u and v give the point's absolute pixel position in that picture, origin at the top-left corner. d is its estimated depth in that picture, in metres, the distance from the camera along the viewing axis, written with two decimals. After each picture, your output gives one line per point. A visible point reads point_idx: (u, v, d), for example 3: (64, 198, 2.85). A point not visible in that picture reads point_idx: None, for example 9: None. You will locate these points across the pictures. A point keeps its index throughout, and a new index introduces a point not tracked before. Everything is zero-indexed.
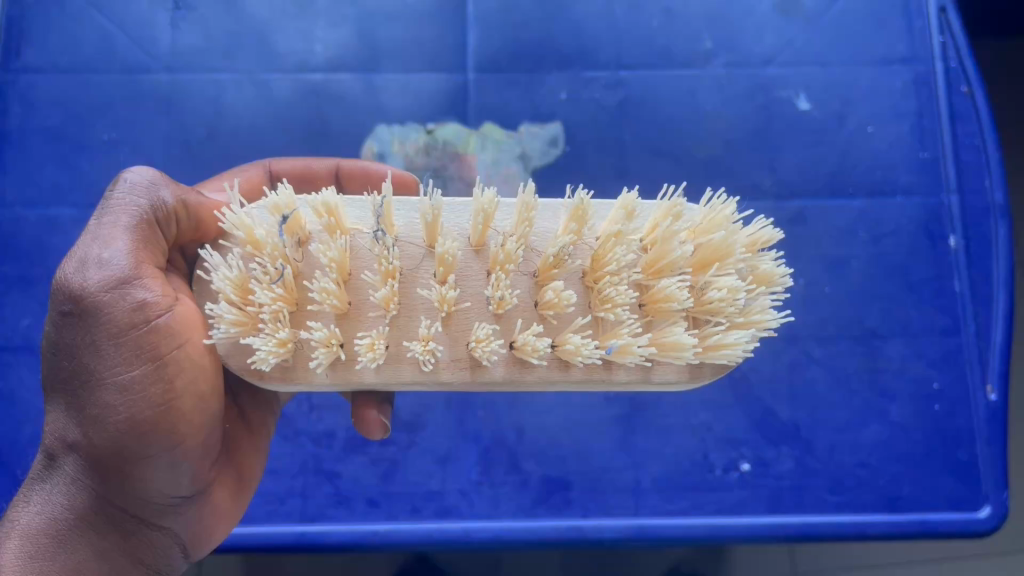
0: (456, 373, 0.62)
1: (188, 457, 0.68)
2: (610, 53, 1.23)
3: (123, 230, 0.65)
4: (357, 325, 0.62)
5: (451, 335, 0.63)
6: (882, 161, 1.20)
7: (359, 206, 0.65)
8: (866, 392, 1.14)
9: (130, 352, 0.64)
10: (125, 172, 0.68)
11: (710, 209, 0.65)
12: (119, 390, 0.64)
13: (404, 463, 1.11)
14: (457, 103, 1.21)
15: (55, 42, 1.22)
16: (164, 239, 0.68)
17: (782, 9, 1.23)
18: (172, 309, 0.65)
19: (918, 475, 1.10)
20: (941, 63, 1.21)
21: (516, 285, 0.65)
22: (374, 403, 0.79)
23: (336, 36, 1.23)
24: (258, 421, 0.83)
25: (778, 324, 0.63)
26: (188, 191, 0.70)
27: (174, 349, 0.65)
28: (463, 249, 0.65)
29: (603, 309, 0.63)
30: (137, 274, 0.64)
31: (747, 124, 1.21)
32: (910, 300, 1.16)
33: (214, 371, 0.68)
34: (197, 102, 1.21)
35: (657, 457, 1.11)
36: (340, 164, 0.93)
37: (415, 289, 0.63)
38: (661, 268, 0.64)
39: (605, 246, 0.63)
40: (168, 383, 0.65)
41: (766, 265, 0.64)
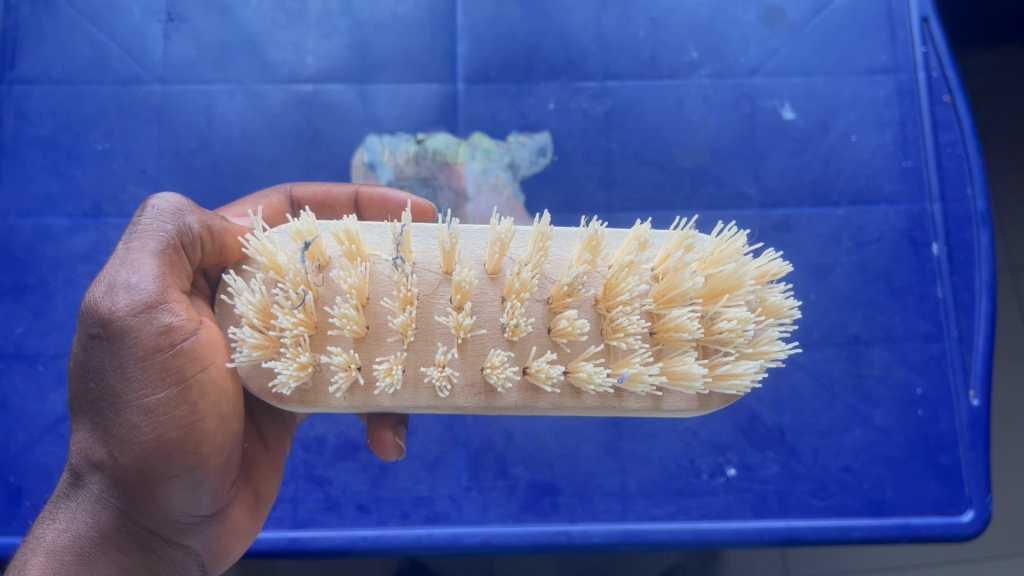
0: (472, 397, 0.63)
1: (211, 477, 0.66)
2: (597, 63, 1.25)
3: (151, 255, 0.65)
4: (375, 349, 0.63)
5: (466, 361, 0.63)
6: (865, 169, 1.21)
7: (379, 233, 0.66)
8: (850, 397, 1.15)
9: (156, 375, 0.62)
10: (152, 199, 0.68)
11: (720, 241, 0.65)
12: (145, 412, 0.62)
13: (393, 470, 1.12)
14: (447, 113, 1.23)
15: (49, 53, 1.24)
16: (188, 263, 0.68)
17: (766, 20, 1.25)
18: (197, 333, 0.64)
19: (900, 480, 1.12)
20: (923, 73, 1.22)
21: (532, 312, 0.65)
22: (389, 425, 0.82)
23: (327, 47, 1.24)
24: (274, 441, 0.83)
25: (785, 355, 0.63)
26: (212, 217, 0.70)
27: (198, 372, 0.64)
28: (479, 275, 0.66)
29: (616, 337, 0.63)
30: (163, 298, 0.64)
31: (732, 133, 1.23)
32: (893, 307, 1.17)
33: (234, 392, 0.67)
34: (190, 112, 1.23)
35: (644, 462, 1.12)
36: (359, 190, 0.95)
37: (431, 314, 0.64)
38: (672, 298, 0.64)
39: (618, 275, 0.63)
40: (192, 405, 0.63)
41: (774, 296, 0.64)
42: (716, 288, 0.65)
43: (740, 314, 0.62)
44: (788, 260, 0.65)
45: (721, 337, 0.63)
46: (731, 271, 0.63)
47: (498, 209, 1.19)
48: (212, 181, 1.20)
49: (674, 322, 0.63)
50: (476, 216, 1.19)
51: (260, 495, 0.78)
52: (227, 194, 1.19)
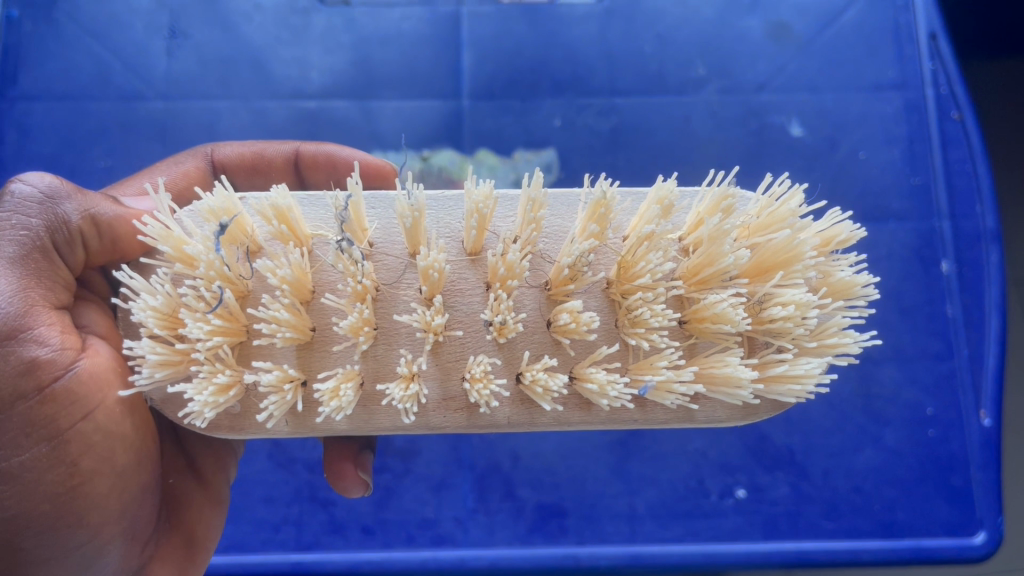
0: (450, 414, 0.61)
1: (108, 543, 0.69)
2: (603, 79, 1.24)
3: (10, 261, 0.65)
4: (322, 361, 0.61)
5: (440, 371, 0.61)
6: (874, 186, 1.20)
7: (320, 211, 0.63)
8: (860, 417, 1.13)
9: (18, 429, 0.63)
10: (20, 184, 0.68)
11: (769, 204, 0.62)
12: (8, 479, 0.64)
13: (399, 491, 1.11)
14: (452, 130, 1.22)
15: (52, 70, 1.23)
16: (60, 262, 0.68)
17: (774, 34, 1.24)
18: (69, 370, 0.65)
19: (911, 501, 1.11)
20: (932, 89, 1.21)
21: (526, 301, 0.63)
22: (350, 458, 0.85)
23: (330, 63, 1.23)
24: (211, 470, 0.84)
25: (857, 348, 0.59)
26: (98, 205, 0.70)
27: (72, 424, 0.65)
28: (456, 255, 0.63)
29: (635, 334, 0.60)
30: (26, 326, 0.64)
31: (740, 149, 1.22)
32: (903, 326, 1.16)
33: (129, 439, 0.69)
34: (192, 129, 1.22)
35: (653, 483, 1.11)
36: (298, 150, 0.96)
37: (391, 312, 0.61)
38: (705, 278, 0.61)
39: (638, 252, 0.59)
40: (67, 464, 0.65)
41: (843, 273, 0.61)
42: (765, 261, 0.62)
43: (798, 298, 0.59)
44: (861, 224, 0.61)
45: (773, 328, 0.60)
46: (784, 240, 0.60)
47: None
48: None
49: (713, 309, 0.59)
50: None
51: (196, 535, 0.80)
52: None
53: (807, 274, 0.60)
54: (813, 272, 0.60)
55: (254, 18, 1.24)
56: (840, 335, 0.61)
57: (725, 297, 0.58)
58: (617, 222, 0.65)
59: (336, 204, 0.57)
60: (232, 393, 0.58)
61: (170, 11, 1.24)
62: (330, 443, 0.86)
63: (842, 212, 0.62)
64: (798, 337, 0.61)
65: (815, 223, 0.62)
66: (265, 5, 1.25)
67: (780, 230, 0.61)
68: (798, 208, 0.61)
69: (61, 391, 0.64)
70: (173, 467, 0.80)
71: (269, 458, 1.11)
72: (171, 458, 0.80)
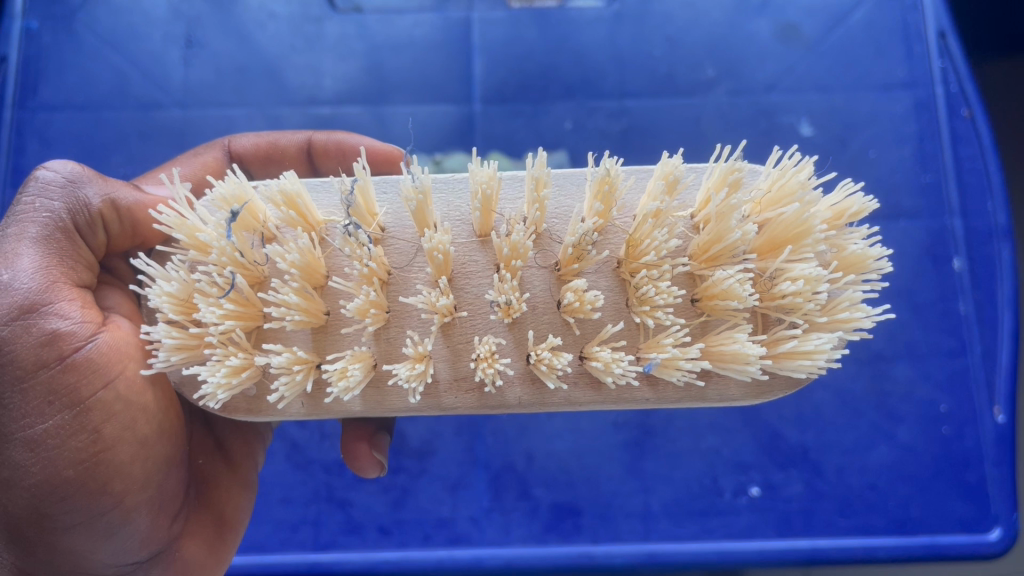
0: (461, 395, 0.62)
1: (136, 512, 0.70)
2: (613, 82, 1.25)
3: (32, 241, 0.68)
4: (335, 344, 0.62)
5: (452, 350, 0.62)
6: (885, 185, 1.21)
7: (330, 196, 0.65)
8: (873, 414, 1.14)
9: (42, 398, 0.65)
10: (44, 171, 0.71)
11: (779, 176, 0.62)
12: (29, 449, 0.65)
13: (416, 491, 1.12)
14: (464, 134, 1.24)
15: (72, 81, 1.26)
16: (84, 243, 0.70)
17: (783, 35, 1.25)
18: (92, 340, 0.67)
19: (925, 498, 1.11)
20: (942, 87, 1.21)
21: (536, 283, 0.63)
22: (365, 437, 0.86)
23: (344, 70, 1.25)
24: (242, 454, 0.85)
25: (870, 323, 0.60)
26: (117, 189, 0.72)
27: (95, 393, 0.67)
28: (467, 238, 0.64)
29: (643, 311, 0.61)
30: (47, 300, 0.66)
31: (751, 149, 1.22)
32: (916, 323, 1.16)
33: (151, 409, 0.70)
34: (208, 135, 1.24)
35: (667, 482, 1.12)
36: (311, 138, 0.96)
37: (402, 294, 0.63)
38: (716, 254, 0.62)
39: (642, 229, 0.60)
40: (90, 431, 0.66)
41: (855, 246, 0.62)
42: (776, 236, 0.62)
43: (808, 273, 0.59)
44: (873, 196, 0.62)
45: (784, 303, 0.61)
46: (794, 214, 0.60)
47: None
48: None
49: (721, 286, 0.60)
50: None
51: (226, 517, 0.81)
52: None
53: (817, 247, 0.60)
54: (823, 245, 0.61)
55: (269, 25, 1.26)
56: (852, 309, 0.61)
57: (732, 273, 0.59)
58: (625, 202, 0.65)
59: (343, 188, 0.59)
60: (243, 375, 0.59)
61: (186, 21, 1.27)
62: (347, 425, 0.87)
63: (854, 184, 0.63)
64: (808, 312, 0.61)
65: (828, 195, 0.63)
66: (279, 12, 1.27)
67: (790, 204, 0.61)
68: (808, 181, 0.61)
69: (79, 360, 0.66)
70: (203, 450, 0.81)
71: (287, 459, 1.12)
72: (200, 439, 0.81)
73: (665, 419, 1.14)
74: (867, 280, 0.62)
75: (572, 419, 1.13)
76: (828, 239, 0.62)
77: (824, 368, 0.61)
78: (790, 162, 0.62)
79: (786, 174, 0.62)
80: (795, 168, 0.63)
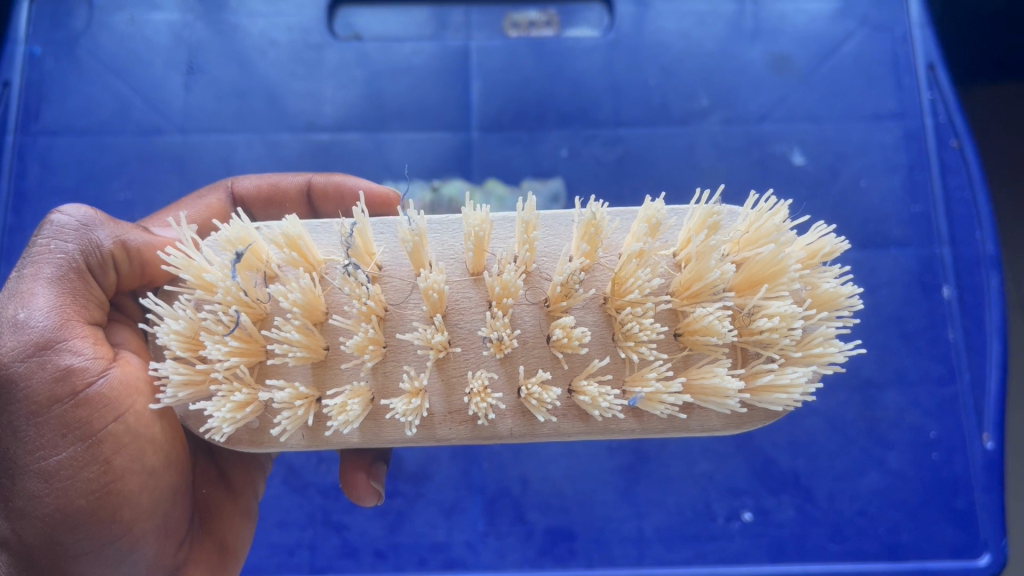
0: (456, 426, 0.64)
1: (144, 539, 0.71)
2: (609, 111, 1.27)
3: (47, 280, 0.69)
4: (334, 378, 0.63)
5: (447, 386, 0.64)
6: (876, 213, 1.23)
7: (329, 235, 0.66)
8: (864, 440, 1.15)
9: (55, 431, 0.67)
10: (56, 213, 0.72)
11: (756, 218, 0.64)
12: (43, 478, 0.67)
13: (411, 515, 1.13)
14: (461, 161, 1.25)
15: (73, 105, 1.27)
16: (95, 282, 0.72)
17: (774, 66, 1.27)
18: (106, 374, 0.69)
19: (916, 524, 1.12)
20: (931, 118, 1.24)
21: (525, 318, 0.65)
22: (363, 468, 0.87)
23: (344, 97, 1.27)
24: (242, 483, 0.86)
25: (842, 357, 0.62)
26: (128, 230, 0.73)
27: (106, 426, 0.68)
28: (460, 276, 0.65)
29: (628, 347, 0.62)
30: (62, 337, 0.68)
31: (743, 177, 1.24)
32: (906, 350, 1.17)
33: (159, 440, 0.71)
34: (208, 161, 1.25)
35: (660, 507, 1.13)
36: (311, 180, 0.96)
37: (398, 331, 0.64)
38: (698, 292, 0.63)
39: (627, 268, 0.62)
40: (100, 462, 0.68)
41: (828, 284, 0.64)
42: (753, 274, 0.64)
43: (783, 310, 0.61)
44: (844, 237, 0.64)
45: (762, 338, 0.63)
46: (770, 254, 0.62)
47: None
48: None
49: (702, 323, 0.62)
50: None
51: (227, 545, 0.82)
52: None
53: (792, 286, 0.63)
54: (798, 284, 0.63)
55: (270, 52, 1.28)
56: (825, 344, 0.63)
57: (713, 310, 0.61)
58: (611, 240, 0.67)
59: (342, 230, 0.60)
60: (246, 409, 0.61)
61: (187, 47, 1.28)
62: (344, 454, 0.88)
63: (826, 225, 0.65)
64: (784, 347, 0.63)
65: (802, 236, 0.65)
66: (280, 40, 1.28)
67: (766, 245, 0.63)
68: (783, 223, 0.63)
69: (92, 395, 0.67)
70: (206, 479, 0.82)
71: (283, 483, 1.13)
72: (204, 470, 0.82)
73: (658, 444, 1.15)
74: (840, 316, 0.65)
75: (567, 444, 1.14)
76: (802, 277, 0.64)
77: (800, 400, 0.63)
78: (767, 206, 0.64)
79: (763, 217, 0.64)
80: (771, 210, 0.65)
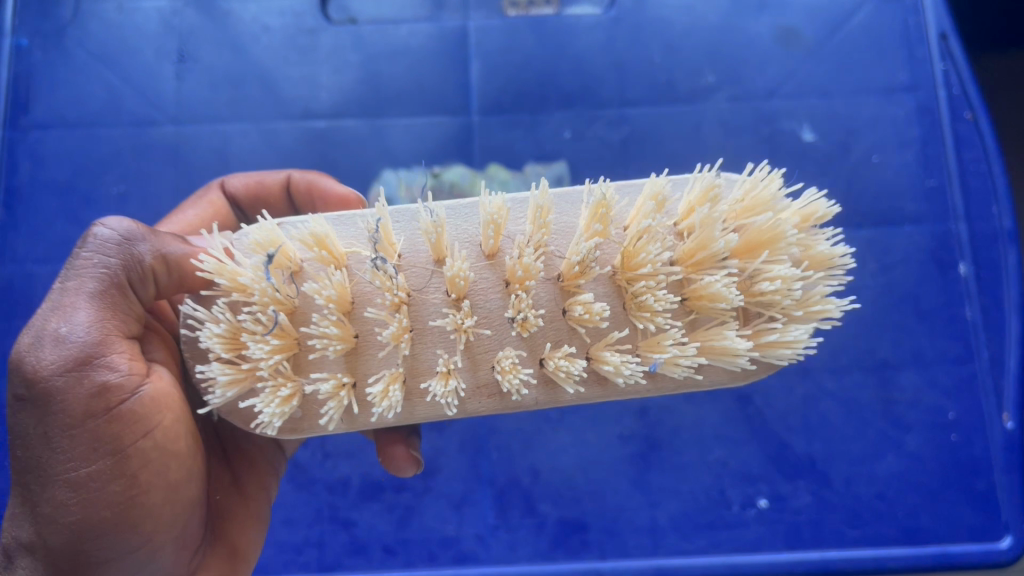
0: (485, 400, 0.62)
1: (163, 550, 0.69)
2: (613, 90, 1.24)
3: (89, 295, 0.66)
4: (368, 363, 0.61)
5: (475, 364, 0.62)
6: (889, 190, 1.19)
7: (350, 227, 0.64)
8: (880, 423, 1.12)
9: (87, 445, 0.64)
10: (97, 225, 0.69)
11: (751, 186, 0.62)
12: (71, 488, 0.64)
13: (420, 509, 1.11)
14: (462, 145, 1.22)
15: (62, 98, 1.24)
16: (135, 298, 0.68)
17: (782, 39, 1.23)
18: (139, 391, 0.67)
19: (935, 507, 1.10)
20: (944, 90, 1.20)
21: (543, 297, 0.62)
22: (401, 440, 0.84)
23: (339, 82, 1.24)
24: (253, 488, 0.84)
25: (841, 311, 0.61)
26: (168, 242, 0.69)
27: (136, 441, 0.66)
28: (476, 259, 0.63)
29: (642, 318, 0.60)
30: (101, 352, 0.65)
31: (751, 155, 1.21)
32: (922, 330, 1.15)
33: (182, 455, 0.70)
34: (204, 152, 1.22)
35: (674, 495, 1.10)
36: (290, 176, 0.93)
37: (424, 315, 0.62)
38: (702, 261, 0.61)
39: (636, 244, 0.60)
40: (128, 476, 0.66)
41: (821, 245, 0.62)
42: (752, 239, 0.62)
43: (784, 273, 0.59)
44: (835, 201, 0.62)
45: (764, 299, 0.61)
46: (766, 221, 0.60)
47: None
48: None
49: (709, 291, 0.60)
50: None
51: (239, 549, 0.79)
52: None
53: (791, 250, 0.61)
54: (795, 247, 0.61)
55: (263, 38, 1.25)
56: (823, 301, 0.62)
57: (720, 277, 0.59)
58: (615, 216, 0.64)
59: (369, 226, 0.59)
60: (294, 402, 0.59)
61: (178, 35, 1.25)
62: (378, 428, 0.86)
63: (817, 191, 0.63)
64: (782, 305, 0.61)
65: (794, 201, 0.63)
66: (273, 25, 1.25)
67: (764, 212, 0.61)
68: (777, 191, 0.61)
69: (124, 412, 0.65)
70: (220, 485, 0.80)
71: (289, 480, 1.11)
72: (218, 475, 0.80)
73: (670, 431, 1.12)
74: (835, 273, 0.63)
75: (578, 433, 1.12)
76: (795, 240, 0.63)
77: (802, 353, 0.62)
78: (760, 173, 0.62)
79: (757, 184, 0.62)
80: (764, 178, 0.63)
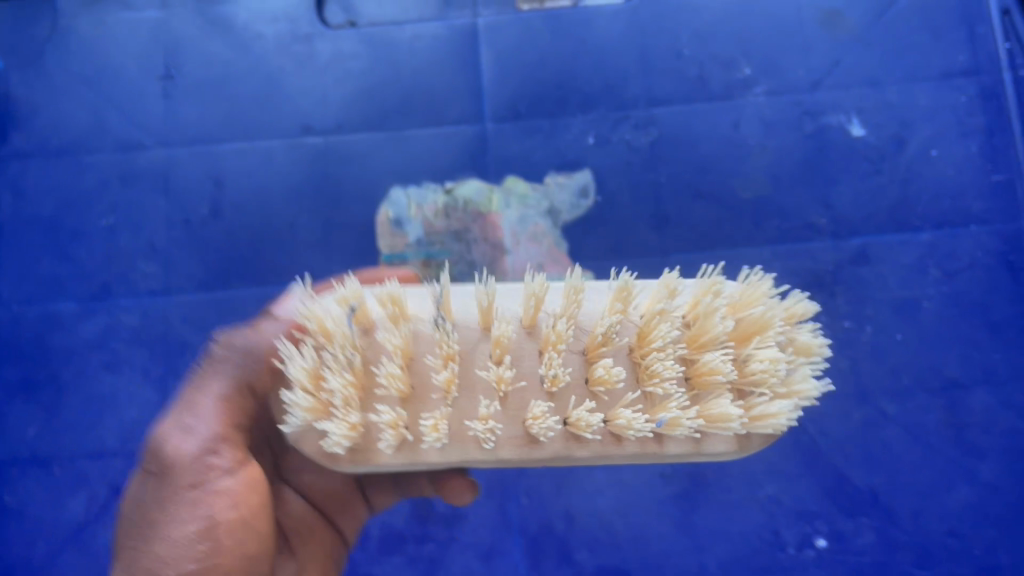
0: (516, 449, 0.54)
1: None
2: (639, 88, 1.12)
3: (215, 394, 0.63)
4: (418, 409, 0.55)
5: (509, 413, 0.54)
6: (950, 187, 1.07)
7: (419, 297, 0.60)
8: (950, 451, 1.01)
9: (184, 506, 0.59)
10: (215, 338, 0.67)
11: (747, 286, 0.58)
12: (162, 556, 0.57)
13: (446, 561, 1.02)
14: (476, 157, 1.12)
15: (42, 123, 1.14)
16: (248, 396, 0.64)
17: (826, 23, 1.11)
18: (237, 471, 0.61)
19: (1016, 542, 0.99)
20: (1010, 72, 1.07)
21: (565, 364, 0.56)
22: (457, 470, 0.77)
23: (340, 93, 1.13)
24: None
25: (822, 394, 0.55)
26: (248, 334, 0.65)
27: (225, 513, 0.59)
28: (518, 331, 0.57)
29: (651, 383, 0.55)
30: (217, 438, 0.61)
31: (794, 156, 1.10)
32: (993, 344, 1.03)
33: (264, 538, 0.61)
34: (196, 177, 1.13)
35: (723, 537, 1.01)
36: None
37: (474, 366, 0.56)
38: (703, 342, 0.55)
39: (649, 322, 0.55)
40: (213, 544, 0.58)
41: (806, 336, 0.57)
42: (744, 328, 0.56)
43: (772, 355, 0.54)
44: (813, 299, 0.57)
45: (753, 378, 0.55)
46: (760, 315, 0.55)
47: (539, 260, 1.09)
48: (227, 259, 1.11)
49: (707, 366, 0.54)
50: (517, 273, 1.09)
51: None
52: (246, 271, 1.10)
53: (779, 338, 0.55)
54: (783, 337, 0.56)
55: (256, 48, 1.15)
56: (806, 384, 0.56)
57: (716, 353, 0.54)
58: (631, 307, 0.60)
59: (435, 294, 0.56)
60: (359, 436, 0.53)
61: (164, 48, 1.15)
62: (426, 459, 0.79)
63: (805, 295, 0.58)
64: (772, 385, 0.55)
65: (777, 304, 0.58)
66: (265, 33, 1.15)
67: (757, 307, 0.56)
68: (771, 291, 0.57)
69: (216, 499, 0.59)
70: None
71: None
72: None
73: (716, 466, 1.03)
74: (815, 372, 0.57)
75: (616, 471, 1.03)
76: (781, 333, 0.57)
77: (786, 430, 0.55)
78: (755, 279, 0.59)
79: (755, 284, 0.58)
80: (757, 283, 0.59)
